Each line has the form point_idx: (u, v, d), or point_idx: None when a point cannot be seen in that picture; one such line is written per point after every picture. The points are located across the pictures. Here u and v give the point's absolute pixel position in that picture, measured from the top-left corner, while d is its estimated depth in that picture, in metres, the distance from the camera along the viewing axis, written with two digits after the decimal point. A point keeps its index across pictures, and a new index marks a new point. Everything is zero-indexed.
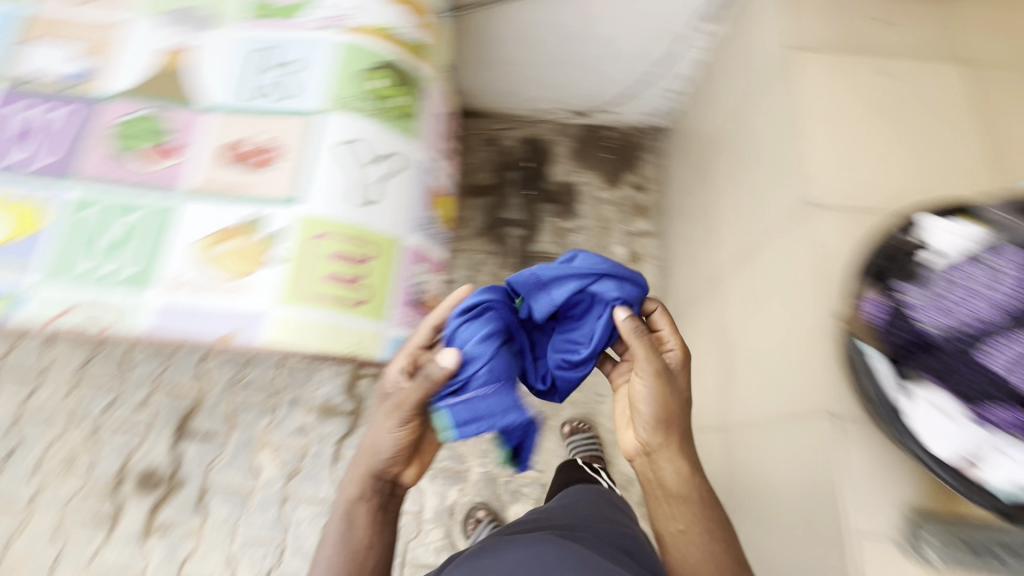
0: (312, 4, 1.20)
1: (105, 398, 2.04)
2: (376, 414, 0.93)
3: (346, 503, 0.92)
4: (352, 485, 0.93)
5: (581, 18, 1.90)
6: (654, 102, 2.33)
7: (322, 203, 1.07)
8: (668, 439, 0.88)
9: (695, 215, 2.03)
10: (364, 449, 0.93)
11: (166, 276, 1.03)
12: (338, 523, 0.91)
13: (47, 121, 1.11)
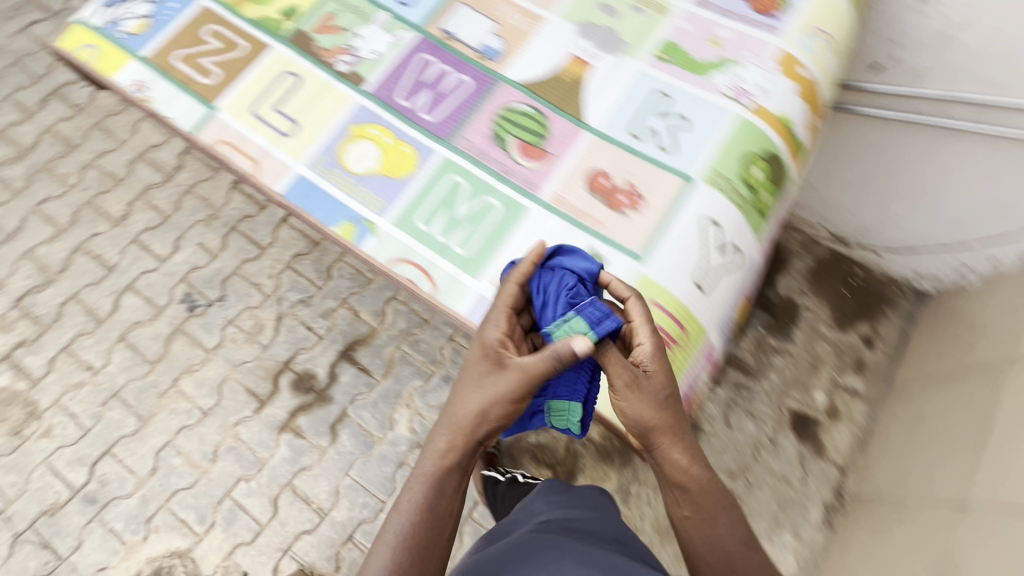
0: (725, 67, 1.16)
1: (302, 290, 1.88)
2: (464, 376, 0.87)
3: (431, 464, 0.84)
4: (441, 442, 0.85)
5: (933, 150, 1.53)
6: (940, 271, 1.78)
7: (664, 271, 1.02)
8: (675, 425, 0.88)
9: (943, 435, 1.50)
10: (467, 405, 0.84)
11: (493, 271, 1.03)
12: (421, 480, 0.84)
13: (450, 81, 1.17)
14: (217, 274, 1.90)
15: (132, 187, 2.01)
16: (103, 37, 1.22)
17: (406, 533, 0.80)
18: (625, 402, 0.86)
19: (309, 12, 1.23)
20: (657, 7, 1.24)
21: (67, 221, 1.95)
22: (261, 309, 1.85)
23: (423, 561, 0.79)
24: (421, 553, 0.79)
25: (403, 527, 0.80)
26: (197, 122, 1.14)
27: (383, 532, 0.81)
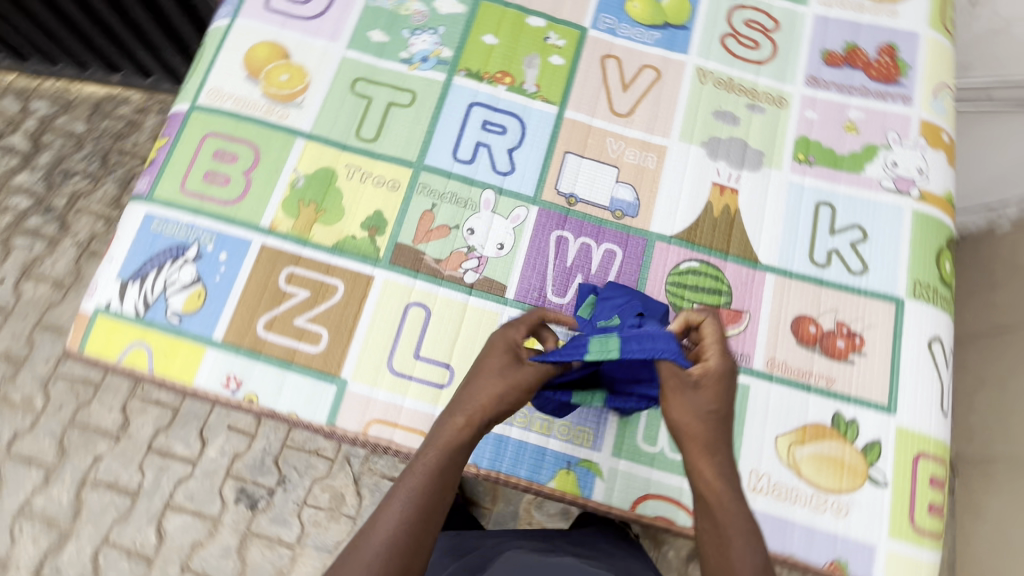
0: (875, 156, 1.07)
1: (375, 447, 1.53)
2: (485, 362, 0.81)
3: (445, 437, 0.77)
4: (455, 424, 0.78)
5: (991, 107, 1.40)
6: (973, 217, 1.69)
7: (917, 415, 0.94)
8: (711, 440, 0.76)
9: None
10: (489, 387, 0.79)
11: (746, 475, 0.91)
12: (431, 452, 0.76)
13: (597, 257, 1.01)
14: (264, 457, 1.58)
15: (116, 387, 1.62)
16: (147, 328, 0.93)
17: (416, 507, 0.71)
18: (676, 401, 0.77)
19: (398, 215, 1.00)
20: (776, 99, 1.11)
21: (53, 457, 1.55)
22: (333, 478, 1.57)
23: (421, 527, 0.71)
24: (421, 521, 0.71)
25: (419, 495, 0.72)
26: (330, 408, 0.91)
27: (396, 492, 0.73)
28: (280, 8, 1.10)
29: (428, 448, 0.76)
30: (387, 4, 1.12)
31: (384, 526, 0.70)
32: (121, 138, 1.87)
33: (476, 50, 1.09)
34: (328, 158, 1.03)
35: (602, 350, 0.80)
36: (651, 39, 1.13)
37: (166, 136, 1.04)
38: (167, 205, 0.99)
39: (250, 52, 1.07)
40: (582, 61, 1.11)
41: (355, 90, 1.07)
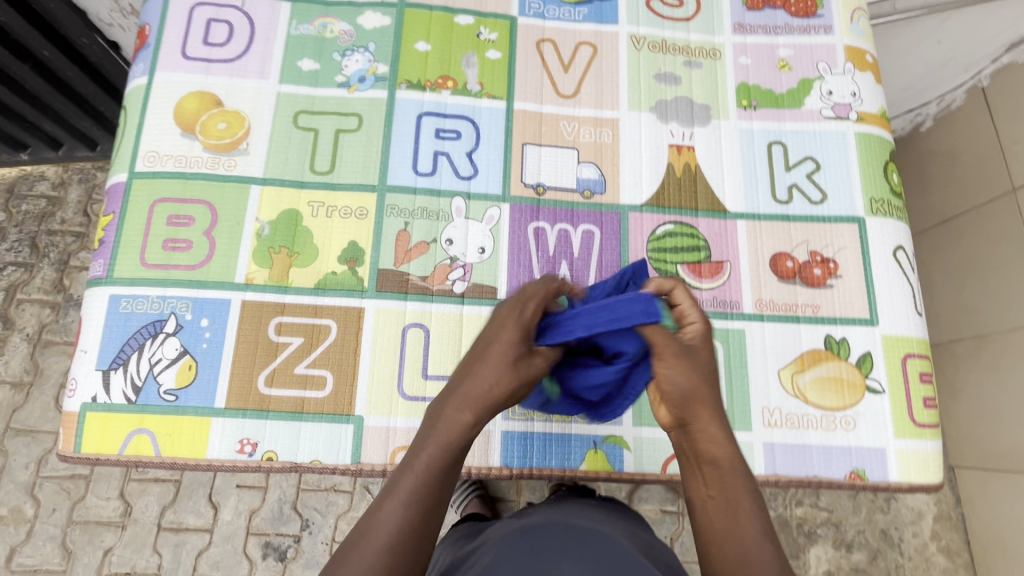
0: (812, 88, 1.12)
1: None
2: (486, 338, 0.68)
3: (449, 428, 0.64)
4: (457, 409, 0.65)
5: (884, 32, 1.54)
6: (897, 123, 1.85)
7: (898, 321, 1.00)
8: (703, 394, 0.68)
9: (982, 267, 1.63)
10: (489, 364, 0.65)
11: (759, 412, 0.96)
12: (431, 444, 0.64)
13: (577, 240, 1.02)
14: (281, 506, 1.55)
15: (108, 476, 1.55)
16: (143, 412, 0.90)
17: (412, 508, 0.60)
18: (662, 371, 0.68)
19: (374, 241, 0.99)
20: (709, 52, 1.14)
21: (62, 562, 1.48)
22: (356, 510, 1.56)
23: (420, 529, 0.60)
24: (420, 524, 0.60)
25: (415, 493, 0.61)
26: (352, 446, 0.91)
27: (393, 488, 0.62)
28: (199, 54, 1.05)
29: (429, 438, 0.64)
30: (310, 29, 1.09)
31: (378, 531, 0.59)
32: (46, 218, 1.75)
33: (411, 60, 1.08)
34: (289, 199, 1.00)
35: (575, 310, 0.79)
36: (580, 15, 1.14)
37: (111, 212, 0.99)
38: (131, 283, 0.94)
39: (179, 106, 1.02)
40: (518, 50, 1.11)
41: (298, 124, 1.04)
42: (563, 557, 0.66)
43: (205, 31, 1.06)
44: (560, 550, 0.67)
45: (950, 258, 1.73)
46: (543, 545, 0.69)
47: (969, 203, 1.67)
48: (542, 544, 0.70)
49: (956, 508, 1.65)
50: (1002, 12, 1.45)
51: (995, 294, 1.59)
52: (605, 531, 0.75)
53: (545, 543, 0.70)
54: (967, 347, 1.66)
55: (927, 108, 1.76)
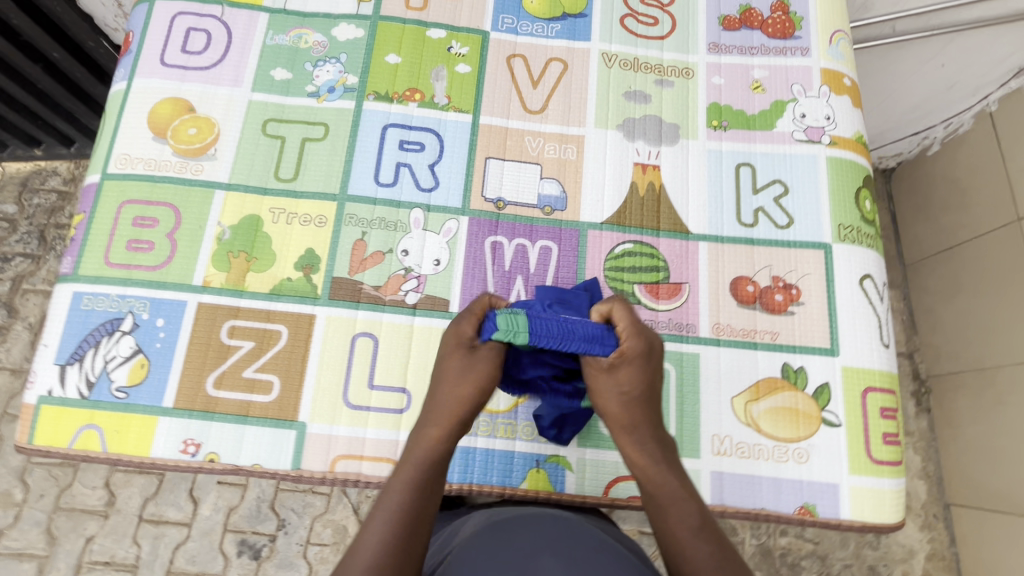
0: (784, 110, 1.10)
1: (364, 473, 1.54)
2: (445, 368, 0.77)
3: (426, 445, 0.72)
4: (427, 437, 0.73)
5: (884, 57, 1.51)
6: (897, 146, 1.80)
7: (859, 352, 0.97)
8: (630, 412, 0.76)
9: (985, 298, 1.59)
10: (450, 390, 0.76)
11: (709, 439, 0.94)
12: (415, 458, 0.71)
13: (534, 256, 1.02)
14: (260, 504, 1.56)
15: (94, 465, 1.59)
16: (94, 408, 0.92)
17: (405, 516, 0.65)
18: (602, 382, 0.76)
19: (330, 249, 1.00)
20: (681, 71, 1.13)
21: (45, 547, 1.52)
22: (332, 512, 1.57)
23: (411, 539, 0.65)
24: (409, 531, 0.65)
25: (404, 505, 0.67)
26: (293, 452, 0.91)
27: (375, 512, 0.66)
28: (176, 62, 1.08)
29: (413, 452, 0.71)
30: (285, 39, 1.11)
31: (370, 542, 0.63)
32: (56, 212, 1.82)
33: (381, 72, 1.09)
34: (251, 204, 1.02)
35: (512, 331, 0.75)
36: (553, 32, 1.15)
37: (82, 211, 1.02)
38: (95, 281, 0.97)
39: (153, 111, 1.05)
40: (488, 65, 1.12)
41: (266, 131, 1.06)
42: (531, 536, 0.67)
43: (184, 39, 1.10)
44: (528, 532, 0.68)
45: (957, 286, 1.66)
46: (515, 526, 0.70)
47: (973, 231, 1.62)
48: (514, 525, 0.71)
49: (950, 547, 1.59)
50: (1006, 36, 1.40)
51: (1004, 326, 1.52)
52: (577, 517, 0.77)
53: (516, 526, 0.71)
54: (971, 380, 1.59)
55: (935, 131, 1.70)
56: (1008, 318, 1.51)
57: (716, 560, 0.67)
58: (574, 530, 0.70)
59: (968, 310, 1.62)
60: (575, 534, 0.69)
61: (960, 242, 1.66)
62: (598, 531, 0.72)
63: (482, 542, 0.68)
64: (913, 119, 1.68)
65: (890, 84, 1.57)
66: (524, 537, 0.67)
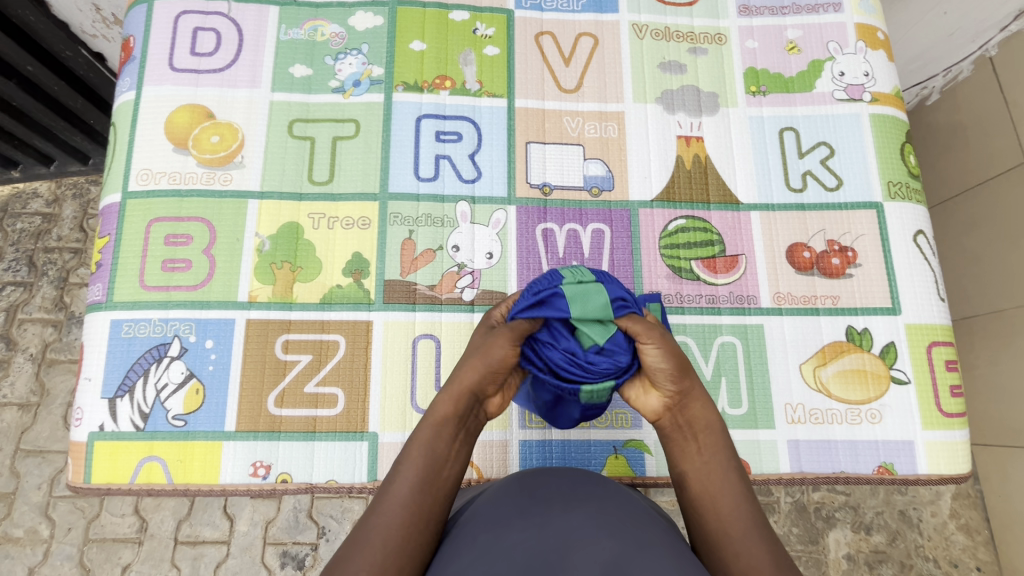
0: (822, 71, 1.08)
1: None
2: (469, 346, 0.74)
3: (437, 416, 0.69)
4: (443, 400, 0.69)
5: None
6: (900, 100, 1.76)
7: (920, 308, 0.97)
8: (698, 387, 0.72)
9: (986, 245, 1.53)
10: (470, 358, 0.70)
11: (783, 409, 0.94)
12: (425, 431, 0.68)
13: (587, 240, 0.99)
14: (297, 514, 1.52)
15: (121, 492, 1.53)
16: (152, 440, 0.88)
17: (417, 485, 0.64)
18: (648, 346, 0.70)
19: (378, 252, 0.96)
20: (713, 37, 1.10)
21: None
22: None
23: (422, 505, 0.63)
24: (424, 497, 0.64)
25: (416, 474, 0.65)
26: (368, 464, 0.89)
27: (396, 476, 0.65)
28: (187, 65, 1.01)
29: (422, 425, 0.69)
30: (300, 33, 1.05)
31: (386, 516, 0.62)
32: (43, 235, 1.70)
33: (407, 61, 1.04)
34: (288, 212, 0.97)
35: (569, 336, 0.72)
36: (578, 5, 1.10)
37: (105, 234, 0.96)
38: (132, 307, 0.92)
39: (170, 120, 0.99)
40: (517, 45, 1.07)
41: (294, 133, 1.01)
42: (567, 510, 0.62)
43: (192, 40, 1.02)
44: (565, 505, 0.63)
45: (954, 235, 1.62)
46: (547, 496, 0.65)
47: (978, 179, 1.55)
48: (548, 494, 0.66)
49: (975, 485, 1.58)
50: None
51: None
52: (625, 488, 0.71)
53: (552, 493, 0.66)
54: (981, 324, 1.54)
55: (934, 81, 1.62)
56: (1007, 259, 1.47)
57: (757, 518, 0.66)
58: (616, 505, 0.64)
59: (962, 255, 1.60)
60: (621, 512, 0.63)
61: (961, 191, 1.60)
62: (643, 510, 0.66)
63: (505, 512, 0.63)
64: (913, 73, 1.63)
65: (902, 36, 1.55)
66: (557, 512, 0.62)
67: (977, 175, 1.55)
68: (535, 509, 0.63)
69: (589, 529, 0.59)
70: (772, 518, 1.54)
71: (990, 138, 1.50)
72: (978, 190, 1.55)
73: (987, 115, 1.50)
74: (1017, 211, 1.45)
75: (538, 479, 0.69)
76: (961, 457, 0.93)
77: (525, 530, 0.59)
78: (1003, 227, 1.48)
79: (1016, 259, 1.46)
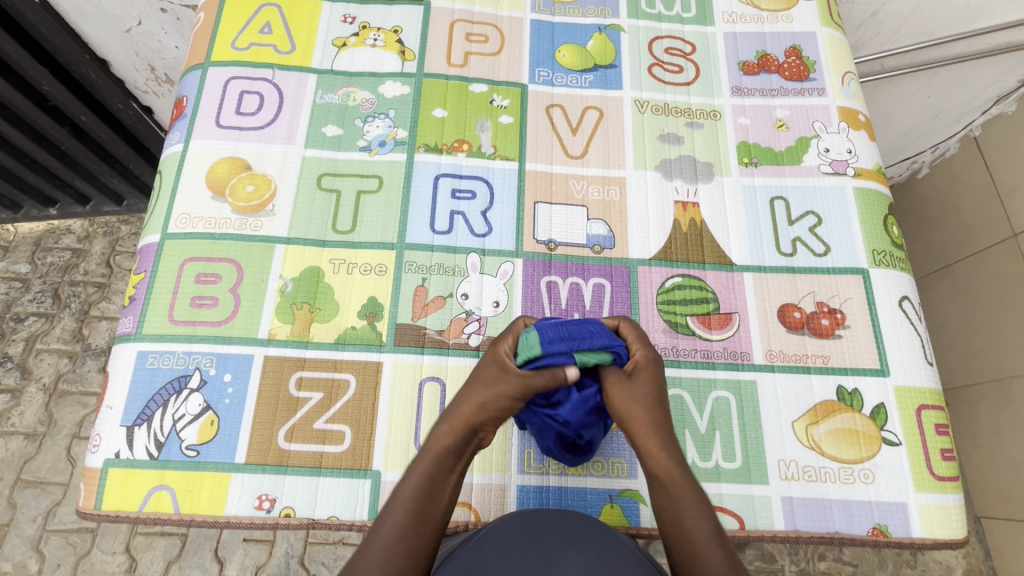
0: (809, 147, 1.17)
1: None
2: (477, 376, 0.77)
3: (439, 443, 0.72)
4: (446, 429, 0.73)
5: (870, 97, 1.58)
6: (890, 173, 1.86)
7: (908, 371, 1.01)
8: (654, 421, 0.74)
9: (980, 315, 1.57)
10: (474, 393, 0.75)
11: (776, 465, 0.96)
12: (423, 460, 0.71)
13: (588, 293, 1.06)
14: (289, 560, 1.50)
15: (114, 528, 1.53)
16: (164, 468, 0.91)
17: (412, 514, 0.66)
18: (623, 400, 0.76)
19: (392, 297, 1.03)
20: (708, 113, 1.21)
21: None
22: None
23: (418, 535, 0.65)
24: (418, 527, 0.66)
25: (412, 502, 0.67)
26: (369, 503, 0.91)
27: (392, 503, 0.67)
28: (231, 123, 1.13)
29: (421, 455, 0.71)
30: (334, 98, 1.17)
31: (380, 542, 0.64)
32: (70, 269, 1.80)
33: (429, 126, 1.15)
34: (311, 257, 1.05)
35: (527, 347, 0.78)
36: (586, 82, 1.22)
37: (142, 271, 1.03)
38: (158, 339, 0.98)
39: (211, 170, 1.09)
40: (529, 115, 1.18)
41: (322, 185, 1.10)
42: (560, 546, 0.65)
43: (238, 101, 1.14)
44: (556, 540, 0.66)
45: (949, 301, 1.67)
46: (541, 531, 0.68)
47: (968, 250, 1.61)
48: (541, 529, 0.69)
49: (985, 561, 1.53)
50: (981, 69, 1.44)
51: None
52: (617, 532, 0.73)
53: (546, 530, 0.68)
54: (980, 391, 1.55)
55: (922, 157, 1.73)
56: (1002, 327, 1.51)
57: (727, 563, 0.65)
58: (604, 541, 0.67)
59: (955, 323, 1.64)
60: (609, 550, 0.66)
61: (953, 260, 1.66)
62: (631, 548, 0.68)
63: (500, 545, 0.66)
64: (901, 149, 1.74)
65: (888, 116, 1.67)
66: (548, 547, 0.65)
67: (966, 246, 1.62)
68: (529, 543, 0.66)
69: (578, 565, 0.62)
70: None
71: (977, 210, 1.58)
72: (968, 260, 1.61)
73: (973, 190, 1.58)
74: (1007, 281, 1.50)
75: (534, 515, 0.72)
76: (957, 523, 0.94)
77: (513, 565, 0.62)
78: (996, 296, 1.53)
79: (1008, 328, 1.49)
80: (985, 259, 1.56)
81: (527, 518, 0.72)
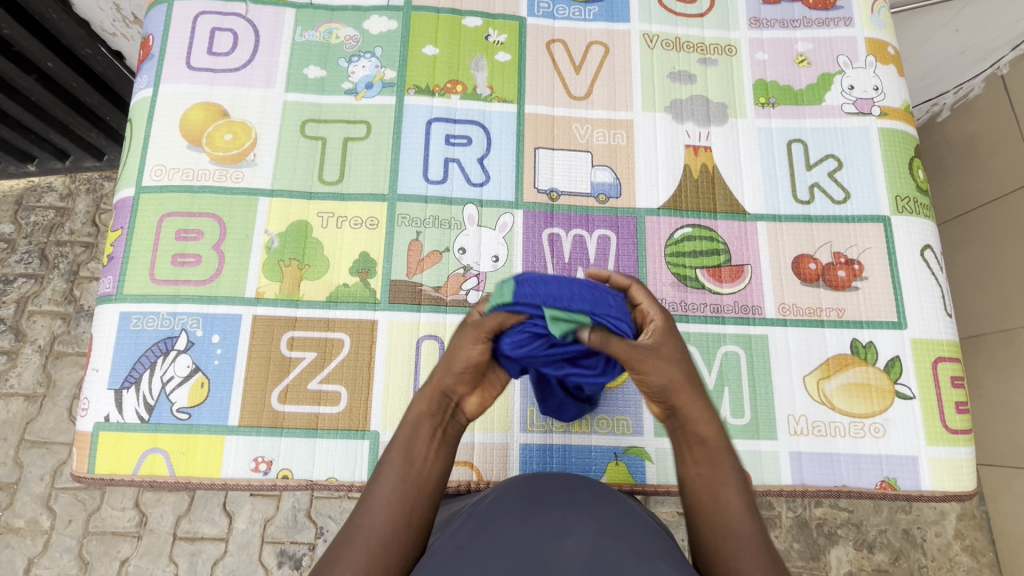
0: (832, 85, 1.08)
1: None
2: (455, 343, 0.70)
3: (426, 414, 0.67)
4: (432, 396, 0.68)
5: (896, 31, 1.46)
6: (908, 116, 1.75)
7: (926, 323, 0.97)
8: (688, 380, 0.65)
9: (994, 265, 1.52)
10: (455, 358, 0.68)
11: (785, 420, 0.94)
12: (406, 431, 0.66)
13: (592, 246, 1.00)
14: (296, 513, 1.52)
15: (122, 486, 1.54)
16: (156, 432, 0.89)
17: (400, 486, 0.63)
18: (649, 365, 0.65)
19: (385, 252, 0.97)
20: (723, 49, 1.11)
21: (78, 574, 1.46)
22: None
23: (407, 509, 0.62)
24: (406, 499, 0.63)
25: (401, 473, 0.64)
26: (369, 463, 0.89)
27: (382, 476, 0.64)
28: (203, 65, 1.03)
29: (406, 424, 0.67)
30: (315, 35, 1.06)
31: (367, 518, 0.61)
32: (55, 229, 1.73)
33: (419, 65, 1.05)
34: (297, 211, 0.98)
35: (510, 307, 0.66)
36: (590, 14, 1.11)
37: (118, 227, 0.97)
38: (141, 300, 0.93)
39: (185, 118, 1.00)
40: (528, 52, 1.08)
41: (305, 133, 1.02)
42: (566, 512, 0.62)
43: (209, 40, 1.04)
44: (563, 506, 0.63)
45: (963, 250, 1.61)
46: (548, 497, 0.65)
47: (988, 197, 1.54)
48: (547, 496, 0.66)
49: (980, 506, 1.56)
50: None
51: None
52: (626, 499, 0.70)
53: (551, 495, 0.66)
54: (989, 342, 1.52)
55: (944, 98, 1.62)
56: (1016, 276, 1.46)
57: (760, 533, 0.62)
58: (612, 507, 0.65)
59: (968, 273, 1.59)
60: (618, 516, 0.63)
61: (972, 207, 1.59)
62: (641, 516, 0.66)
63: (504, 510, 0.64)
64: (922, 90, 1.63)
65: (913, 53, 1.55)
66: (554, 513, 0.62)
67: (985, 194, 1.54)
68: (534, 509, 0.63)
69: (587, 532, 0.59)
70: (773, 533, 1.52)
71: (1000, 155, 1.49)
72: (986, 208, 1.55)
73: (998, 133, 1.49)
74: None
75: (539, 483, 0.69)
76: (967, 475, 0.92)
77: (519, 532, 0.60)
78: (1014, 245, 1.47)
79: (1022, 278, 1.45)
80: (1004, 206, 1.49)
81: (532, 484, 0.68)
